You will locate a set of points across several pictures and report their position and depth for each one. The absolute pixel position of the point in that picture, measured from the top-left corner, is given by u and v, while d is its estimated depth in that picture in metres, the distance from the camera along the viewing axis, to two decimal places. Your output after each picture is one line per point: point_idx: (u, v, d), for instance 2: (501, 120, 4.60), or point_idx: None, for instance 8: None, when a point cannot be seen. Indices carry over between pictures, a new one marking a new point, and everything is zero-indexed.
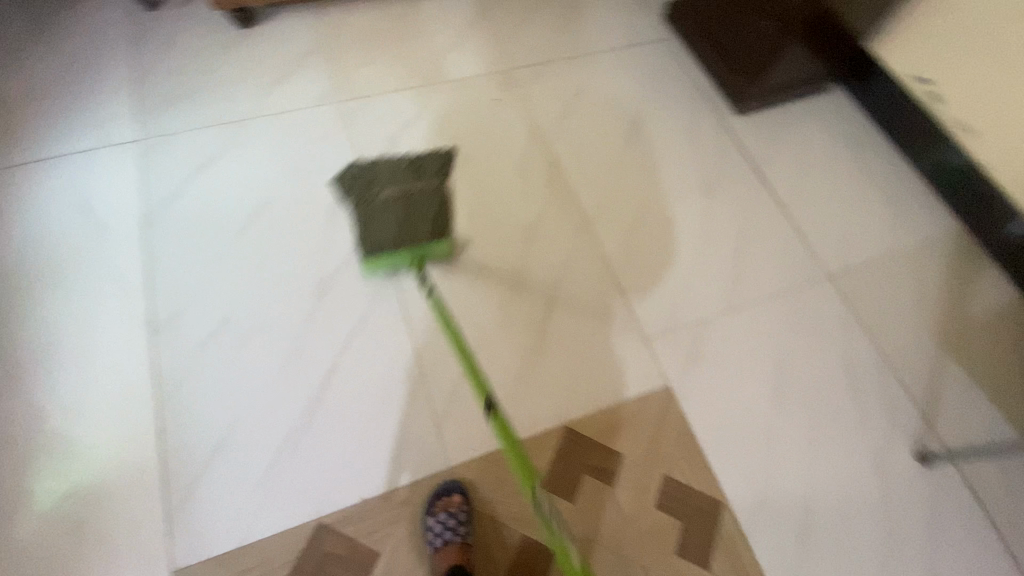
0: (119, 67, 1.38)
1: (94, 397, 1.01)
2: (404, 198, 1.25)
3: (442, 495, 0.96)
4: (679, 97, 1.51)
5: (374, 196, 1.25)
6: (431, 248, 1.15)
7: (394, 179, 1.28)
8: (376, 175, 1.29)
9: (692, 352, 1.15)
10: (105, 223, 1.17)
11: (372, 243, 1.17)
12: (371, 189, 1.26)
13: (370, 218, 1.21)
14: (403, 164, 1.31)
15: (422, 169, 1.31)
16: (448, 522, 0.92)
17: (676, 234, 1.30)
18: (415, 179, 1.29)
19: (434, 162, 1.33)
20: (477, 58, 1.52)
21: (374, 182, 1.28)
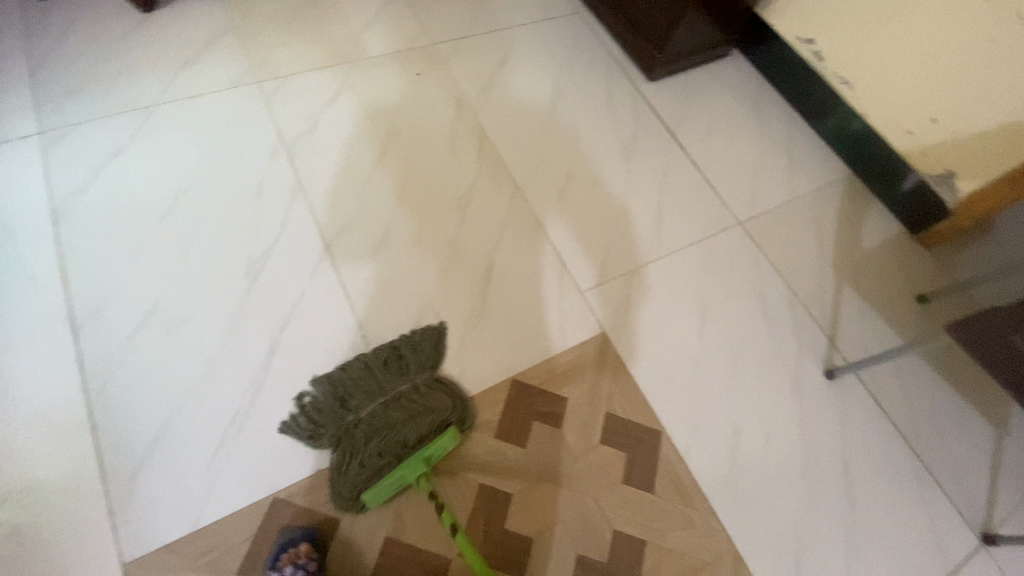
0: (11, 62, 1.30)
1: (16, 400, 0.96)
2: (391, 408, 1.02)
3: (288, 547, 0.90)
4: (594, 67, 1.59)
5: (354, 421, 1.00)
6: (435, 447, 0.97)
7: (373, 389, 1.03)
8: (346, 389, 1.02)
9: (624, 299, 1.23)
10: (10, 223, 1.11)
11: (366, 472, 0.96)
12: (348, 416, 1.00)
13: (358, 458, 0.97)
14: (379, 360, 1.05)
15: (403, 362, 1.06)
16: (295, 573, 0.86)
17: (602, 194, 1.37)
18: (398, 376, 1.05)
19: (418, 337, 1.10)
20: (396, 35, 1.52)
21: (349, 394, 1.02)
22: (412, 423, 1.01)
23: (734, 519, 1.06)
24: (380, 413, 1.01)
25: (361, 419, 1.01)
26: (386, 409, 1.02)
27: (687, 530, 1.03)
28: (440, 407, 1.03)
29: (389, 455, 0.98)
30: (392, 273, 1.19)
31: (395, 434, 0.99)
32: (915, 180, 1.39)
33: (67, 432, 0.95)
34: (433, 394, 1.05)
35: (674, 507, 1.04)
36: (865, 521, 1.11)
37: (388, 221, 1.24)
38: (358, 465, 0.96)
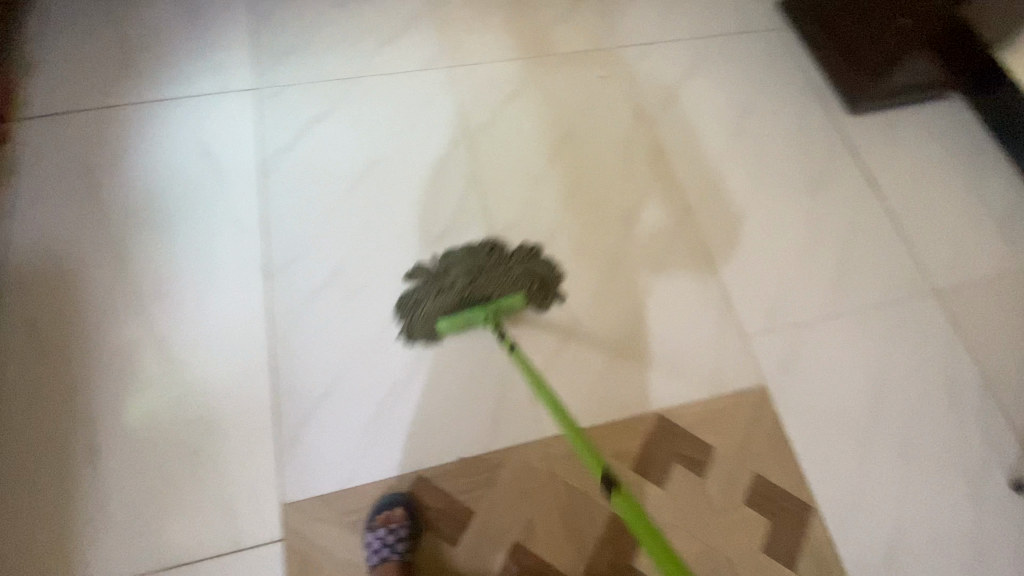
0: (236, 15, 1.39)
1: (213, 333, 1.07)
2: (481, 273, 1.11)
3: (383, 509, 0.94)
4: (789, 92, 1.46)
5: (447, 274, 1.12)
6: (506, 300, 1.06)
7: (472, 267, 1.12)
8: (452, 259, 1.14)
9: (787, 353, 1.14)
10: (224, 168, 1.22)
11: (445, 306, 1.08)
12: (443, 270, 1.13)
13: (440, 295, 1.09)
14: (483, 249, 1.15)
15: (503, 250, 1.16)
16: (387, 538, 0.91)
17: (779, 232, 1.27)
18: (497, 262, 1.14)
19: (524, 250, 1.17)
20: (584, 32, 1.48)
21: (453, 260, 1.14)
22: (496, 284, 1.10)
23: None
24: (472, 276, 1.11)
25: (453, 274, 1.12)
26: (476, 274, 1.11)
27: None
28: (528, 278, 1.13)
29: (467, 300, 1.08)
30: (552, 277, 1.17)
31: (478, 285, 1.09)
32: None
33: (252, 371, 1.05)
34: (528, 267, 1.15)
35: None
36: None
37: (553, 224, 1.23)
38: (439, 300, 1.09)
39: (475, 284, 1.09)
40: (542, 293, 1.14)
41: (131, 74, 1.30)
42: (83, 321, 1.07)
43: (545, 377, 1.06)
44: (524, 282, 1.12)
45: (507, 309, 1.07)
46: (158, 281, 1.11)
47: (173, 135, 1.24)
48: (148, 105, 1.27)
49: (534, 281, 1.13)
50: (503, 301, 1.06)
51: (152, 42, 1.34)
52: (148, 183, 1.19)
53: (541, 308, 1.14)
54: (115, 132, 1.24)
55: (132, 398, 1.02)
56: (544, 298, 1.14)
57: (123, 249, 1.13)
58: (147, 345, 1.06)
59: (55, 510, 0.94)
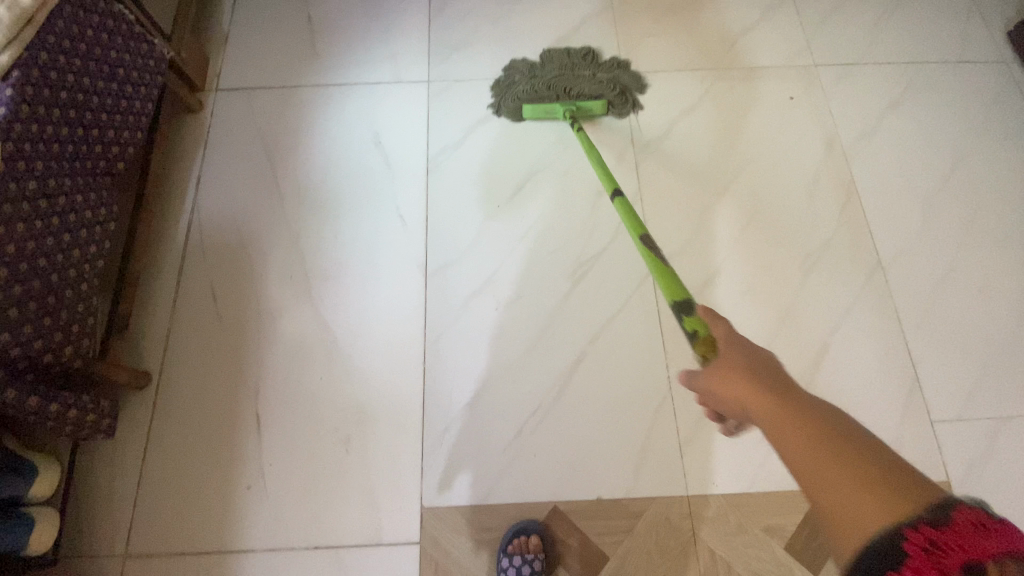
0: (415, 3, 1.39)
1: (371, 326, 1.11)
2: (572, 72, 1.27)
3: (519, 535, 0.94)
4: (1016, 137, 1.25)
5: (543, 67, 1.29)
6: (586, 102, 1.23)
7: (567, 63, 1.29)
8: (550, 57, 1.30)
9: (982, 449, 0.99)
10: (393, 159, 1.23)
11: (533, 94, 1.25)
12: (539, 63, 1.30)
13: (534, 79, 1.27)
14: (580, 53, 1.30)
15: (595, 58, 1.31)
16: (522, 568, 0.90)
17: (987, 304, 1.10)
18: (588, 65, 1.29)
19: (615, 61, 1.31)
20: (773, 46, 1.35)
21: (547, 58, 1.30)
22: (583, 83, 1.26)
23: None
24: (562, 70, 1.27)
25: (546, 66, 1.29)
26: (569, 70, 1.27)
27: None
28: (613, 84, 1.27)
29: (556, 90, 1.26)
30: None
31: (567, 80, 1.26)
32: None
33: (403, 369, 1.07)
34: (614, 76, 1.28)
35: None
36: None
37: (720, 259, 1.14)
38: (531, 83, 1.26)
39: (566, 76, 1.26)
40: (624, 99, 1.26)
41: (315, 55, 1.34)
42: (257, 296, 1.13)
43: (697, 429, 1.00)
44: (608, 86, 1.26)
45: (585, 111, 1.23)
46: (325, 266, 1.15)
47: (346, 120, 1.27)
48: (328, 88, 1.30)
49: (619, 88, 1.26)
50: (585, 104, 1.23)
51: (336, 25, 1.37)
52: (322, 166, 1.23)
53: (620, 114, 1.27)
54: (296, 112, 1.28)
55: (295, 376, 1.07)
56: (623, 105, 1.26)
57: (296, 230, 1.18)
58: (311, 327, 1.11)
59: (223, 473, 1.01)
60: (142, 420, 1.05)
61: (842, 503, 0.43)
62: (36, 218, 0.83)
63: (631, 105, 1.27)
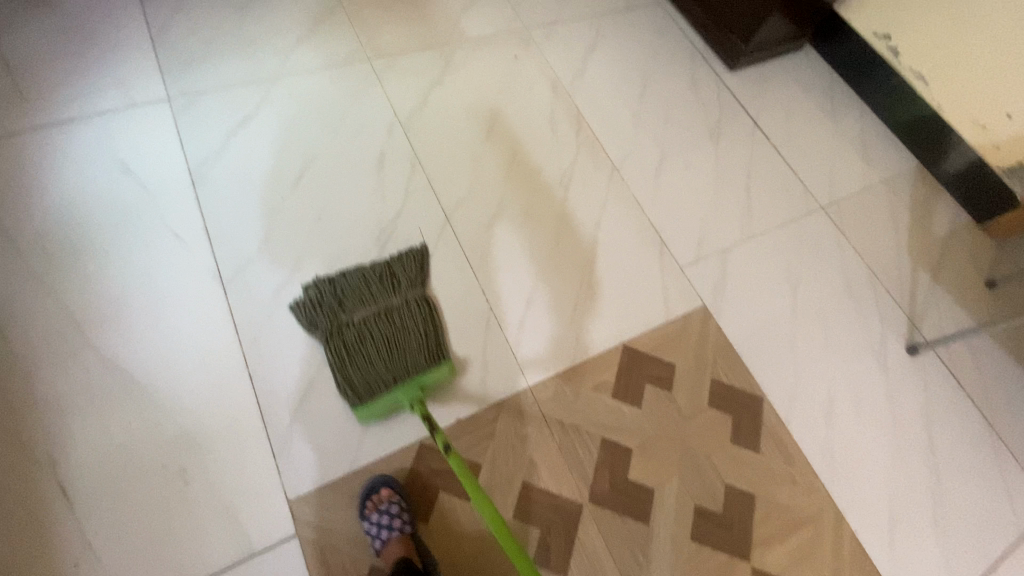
0: (130, 28, 1.32)
1: (176, 351, 1.03)
2: (383, 315, 1.06)
3: (371, 494, 0.95)
4: (678, 55, 1.65)
5: (348, 321, 1.05)
6: (430, 374, 1.03)
7: (373, 312, 1.07)
8: (345, 294, 1.08)
9: (720, 276, 1.30)
10: (150, 183, 1.16)
11: (361, 383, 1.00)
12: (340, 316, 1.06)
13: (349, 364, 1.02)
14: (375, 274, 1.11)
15: (398, 277, 1.12)
16: (382, 520, 0.91)
17: (694, 175, 1.44)
18: (393, 295, 1.10)
19: (417, 271, 1.14)
20: (490, 19, 1.58)
21: (344, 296, 1.08)
22: (406, 338, 1.05)
23: (835, 482, 1.14)
24: (371, 321, 1.05)
25: (353, 321, 1.06)
26: (381, 326, 1.05)
27: (791, 488, 1.11)
28: (429, 317, 1.09)
29: (386, 367, 1.02)
30: (508, 243, 1.25)
31: (386, 340, 1.04)
32: (949, 158, 1.53)
33: (228, 379, 1.03)
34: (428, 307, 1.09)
35: (779, 467, 1.12)
36: (949, 486, 1.19)
37: (499, 196, 1.31)
38: (351, 373, 1.01)
39: (386, 350, 1.03)
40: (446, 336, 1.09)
41: (19, 98, 1.20)
42: (23, 364, 0.98)
43: (521, 333, 1.15)
44: (434, 335, 1.07)
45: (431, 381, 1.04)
46: (101, 307, 1.04)
47: (81, 156, 1.16)
48: (48, 129, 1.18)
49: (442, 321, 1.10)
50: (428, 378, 1.03)
51: (39, 63, 1.24)
52: (64, 209, 1.11)
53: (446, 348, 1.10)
54: (13, 161, 1.14)
55: (97, 431, 0.95)
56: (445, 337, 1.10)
57: (52, 281, 1.05)
58: (101, 376, 0.99)
59: (36, 565, 0.86)
60: None
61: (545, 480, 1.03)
62: None
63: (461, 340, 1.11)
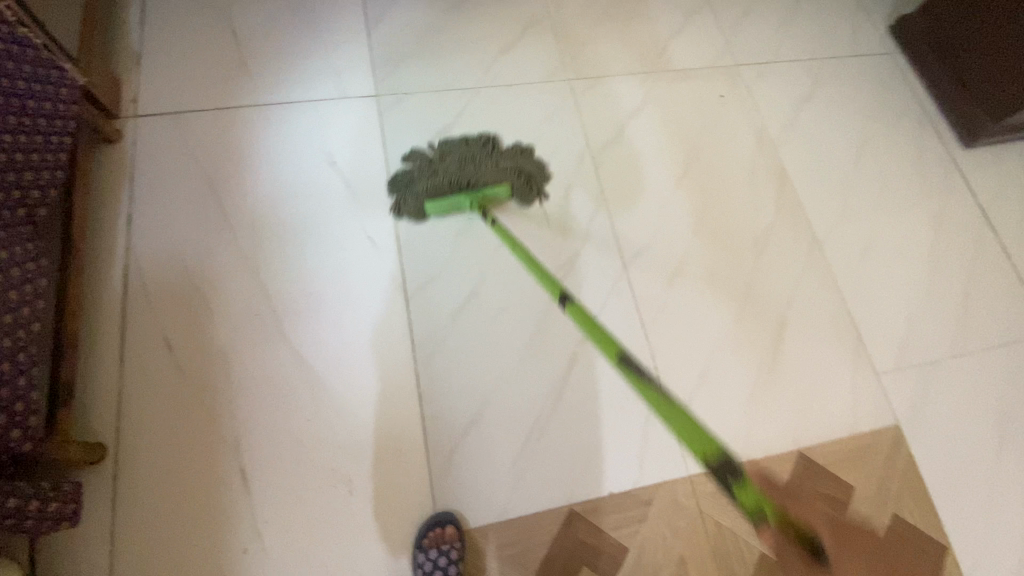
0: (349, 15, 1.34)
1: (355, 356, 1.06)
2: (472, 162, 1.17)
3: (434, 527, 0.94)
4: (905, 120, 1.45)
5: (441, 160, 1.18)
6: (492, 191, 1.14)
7: (465, 154, 1.18)
8: (449, 149, 1.19)
9: (918, 393, 1.15)
10: (351, 180, 1.18)
11: (432, 185, 1.14)
12: (437, 158, 1.18)
13: (431, 177, 1.15)
14: (478, 138, 1.21)
15: (497, 146, 1.21)
16: (438, 559, 0.90)
17: (905, 266, 1.27)
18: (490, 153, 1.20)
19: (518, 146, 1.23)
20: (701, 48, 1.46)
21: (445, 146, 1.20)
22: (485, 174, 1.16)
23: None
24: (463, 163, 1.17)
25: (444, 160, 1.18)
26: (468, 163, 1.17)
27: None
28: (516, 171, 1.19)
29: (457, 185, 1.14)
30: (687, 306, 1.16)
31: (466, 171, 1.16)
32: None
33: (397, 395, 1.04)
34: (517, 163, 1.20)
35: None
36: None
37: (685, 252, 1.21)
38: (431, 181, 1.14)
39: (464, 173, 1.16)
40: (529, 187, 1.19)
41: (245, 74, 1.25)
42: (221, 341, 1.04)
43: (687, 413, 1.07)
44: (511, 175, 1.18)
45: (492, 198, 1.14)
46: (294, 299, 1.08)
47: (293, 141, 1.20)
48: (267, 108, 1.22)
49: (524, 174, 1.19)
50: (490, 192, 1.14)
51: (266, 41, 1.28)
52: (272, 193, 1.15)
53: (525, 202, 1.20)
54: (233, 136, 1.19)
55: (278, 421, 1.00)
56: (528, 194, 1.19)
57: (255, 264, 1.09)
58: (286, 367, 1.03)
59: (212, 540, 0.92)
60: (103, 499, 0.92)
61: None
62: None
63: (536, 194, 1.20)
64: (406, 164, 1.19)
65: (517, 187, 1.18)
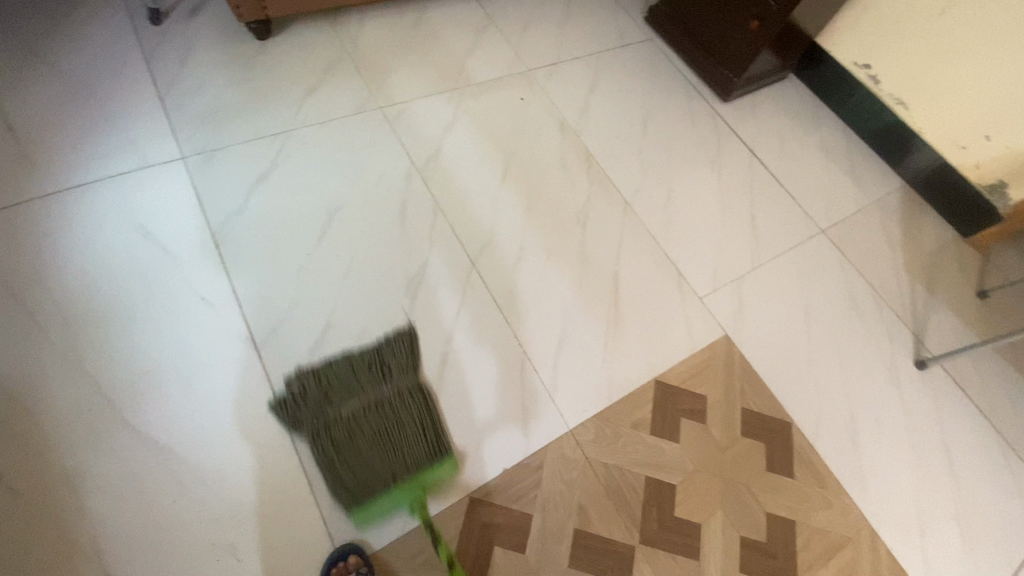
0: (137, 86, 1.31)
1: (216, 419, 1.02)
2: (372, 407, 1.04)
3: (336, 562, 0.93)
4: (676, 89, 1.72)
5: (336, 417, 1.02)
6: (428, 472, 1.00)
7: (354, 389, 1.06)
8: (331, 388, 1.05)
9: (738, 305, 1.35)
10: (172, 246, 1.14)
11: (344, 462, 0.98)
12: (329, 412, 1.03)
13: (332, 441, 1.00)
14: (362, 362, 1.09)
15: (388, 364, 1.09)
16: None
17: (703, 206, 1.49)
18: (385, 383, 1.08)
19: (403, 347, 1.12)
20: (495, 61, 1.62)
21: (331, 388, 1.05)
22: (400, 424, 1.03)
23: (863, 498, 1.19)
24: (361, 413, 1.03)
25: (341, 415, 1.03)
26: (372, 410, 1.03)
27: (827, 510, 1.16)
28: (423, 402, 1.07)
29: (381, 473, 0.98)
30: (534, 284, 1.27)
31: (377, 441, 1.01)
32: (920, 158, 1.63)
33: (271, 445, 1.01)
34: (413, 382, 1.09)
35: (813, 489, 1.17)
36: (967, 494, 1.25)
37: (521, 238, 1.33)
38: (338, 457, 0.99)
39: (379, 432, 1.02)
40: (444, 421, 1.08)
41: (26, 164, 1.17)
42: (54, 445, 0.95)
43: (556, 376, 1.16)
44: (428, 428, 1.04)
45: (430, 479, 1.01)
46: (133, 380, 1.02)
47: (97, 221, 1.13)
48: (60, 194, 1.15)
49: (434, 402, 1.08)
50: (427, 474, 1.00)
51: (45, 127, 1.21)
52: (83, 279, 1.08)
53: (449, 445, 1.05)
54: (25, 230, 1.10)
55: (142, 509, 0.93)
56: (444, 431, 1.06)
57: (79, 356, 1.01)
58: (139, 451, 0.97)
59: None
60: None
61: (604, 520, 1.05)
62: None
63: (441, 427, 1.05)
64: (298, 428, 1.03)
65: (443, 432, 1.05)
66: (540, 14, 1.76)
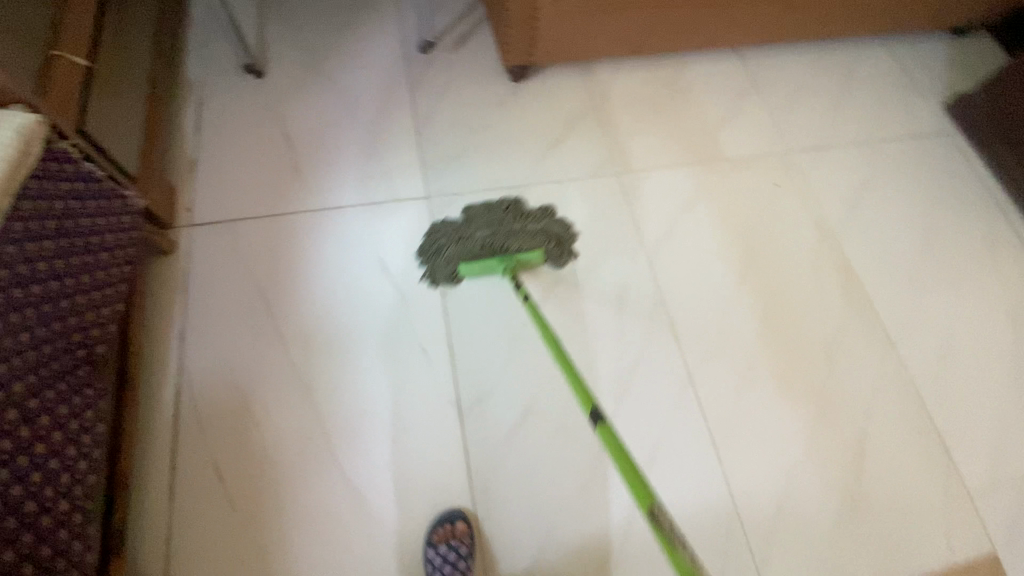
0: (398, 114, 1.34)
1: (412, 482, 1.01)
2: (501, 232, 1.18)
3: (443, 523, 0.97)
4: (971, 202, 1.39)
5: (470, 235, 1.17)
6: (525, 257, 1.15)
7: (491, 221, 1.19)
8: (471, 217, 1.20)
9: (1018, 516, 1.05)
10: (404, 288, 1.16)
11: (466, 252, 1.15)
12: (464, 228, 1.19)
13: (464, 241, 1.17)
14: (501, 205, 1.22)
15: (524, 210, 1.22)
16: (448, 554, 0.93)
17: (989, 367, 1.19)
18: (516, 218, 1.21)
19: (542, 208, 1.24)
20: (751, 134, 1.43)
21: (470, 218, 1.20)
22: (519, 238, 1.18)
23: None
24: (490, 231, 1.18)
25: (473, 236, 1.17)
26: (499, 228, 1.18)
27: None
28: (545, 235, 1.20)
29: (489, 248, 1.16)
30: (757, 420, 1.10)
31: (497, 241, 1.16)
32: None
33: None
34: (543, 225, 1.21)
35: None
36: None
37: (751, 359, 1.15)
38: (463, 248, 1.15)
39: (501, 236, 1.17)
40: (560, 250, 1.20)
41: (297, 177, 1.25)
42: (274, 465, 1.00)
43: (767, 545, 1.00)
44: (541, 239, 1.19)
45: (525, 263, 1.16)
46: (348, 418, 1.05)
47: (343, 248, 1.18)
48: (320, 213, 1.21)
49: (553, 238, 1.20)
50: (524, 258, 1.15)
51: (318, 143, 1.29)
52: (325, 303, 1.13)
53: (559, 263, 1.20)
54: (287, 242, 1.18)
55: (334, 557, 0.95)
56: (560, 254, 1.20)
57: (307, 382, 1.06)
58: (340, 495, 0.99)
59: None
60: None
61: None
62: (16, 451, 0.67)
63: (567, 255, 1.21)
64: (432, 239, 1.19)
65: (550, 250, 1.19)
66: (812, 84, 1.53)
